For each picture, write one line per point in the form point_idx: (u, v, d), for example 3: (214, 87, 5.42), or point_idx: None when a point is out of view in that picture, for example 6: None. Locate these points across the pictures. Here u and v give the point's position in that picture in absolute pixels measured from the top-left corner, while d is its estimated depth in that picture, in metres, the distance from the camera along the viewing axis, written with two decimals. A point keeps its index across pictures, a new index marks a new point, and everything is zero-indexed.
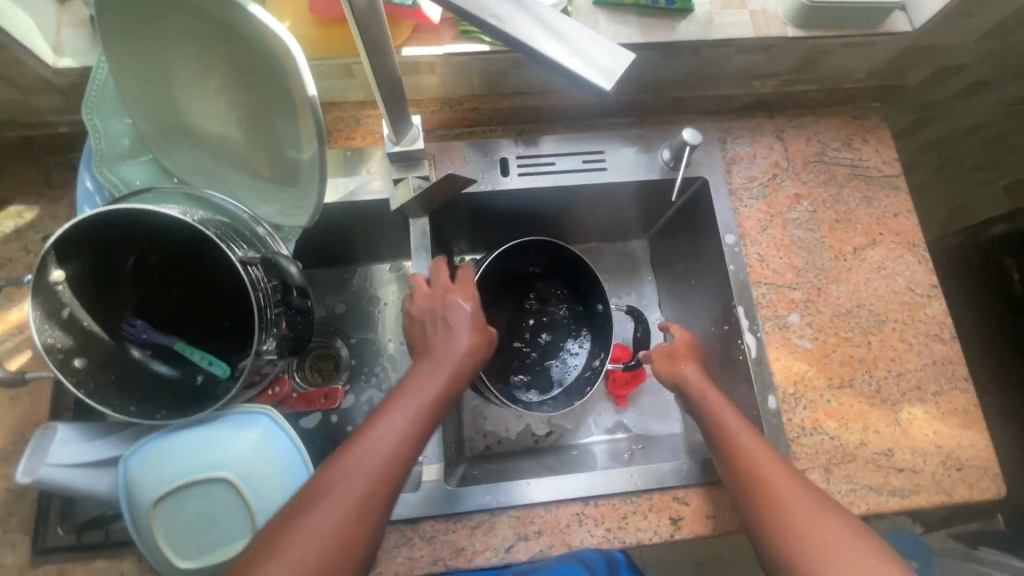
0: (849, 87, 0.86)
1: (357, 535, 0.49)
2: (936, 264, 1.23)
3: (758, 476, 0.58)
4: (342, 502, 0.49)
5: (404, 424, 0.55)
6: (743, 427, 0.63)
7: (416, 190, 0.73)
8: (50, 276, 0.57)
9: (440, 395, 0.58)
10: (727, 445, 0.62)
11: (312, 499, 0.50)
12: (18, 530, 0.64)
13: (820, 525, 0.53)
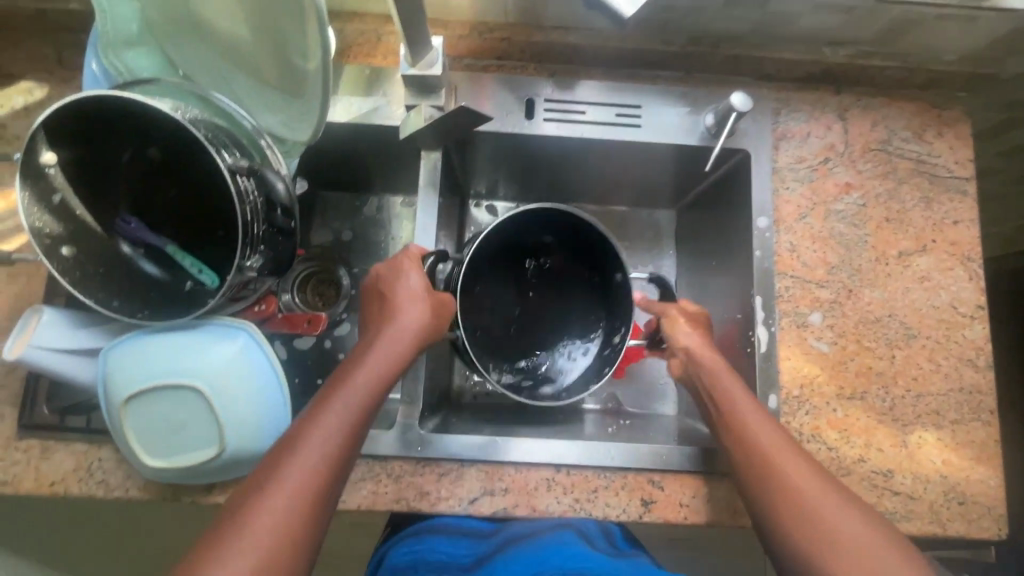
0: (934, 69, 0.75)
1: (307, 517, 0.49)
2: (992, 285, 1.12)
3: (772, 470, 0.55)
4: (295, 484, 0.50)
5: (349, 406, 0.55)
6: (757, 417, 0.59)
7: (427, 120, 0.68)
8: (40, 159, 0.56)
9: (384, 375, 0.58)
10: (739, 434, 0.58)
11: (262, 482, 0.50)
12: (7, 402, 0.66)
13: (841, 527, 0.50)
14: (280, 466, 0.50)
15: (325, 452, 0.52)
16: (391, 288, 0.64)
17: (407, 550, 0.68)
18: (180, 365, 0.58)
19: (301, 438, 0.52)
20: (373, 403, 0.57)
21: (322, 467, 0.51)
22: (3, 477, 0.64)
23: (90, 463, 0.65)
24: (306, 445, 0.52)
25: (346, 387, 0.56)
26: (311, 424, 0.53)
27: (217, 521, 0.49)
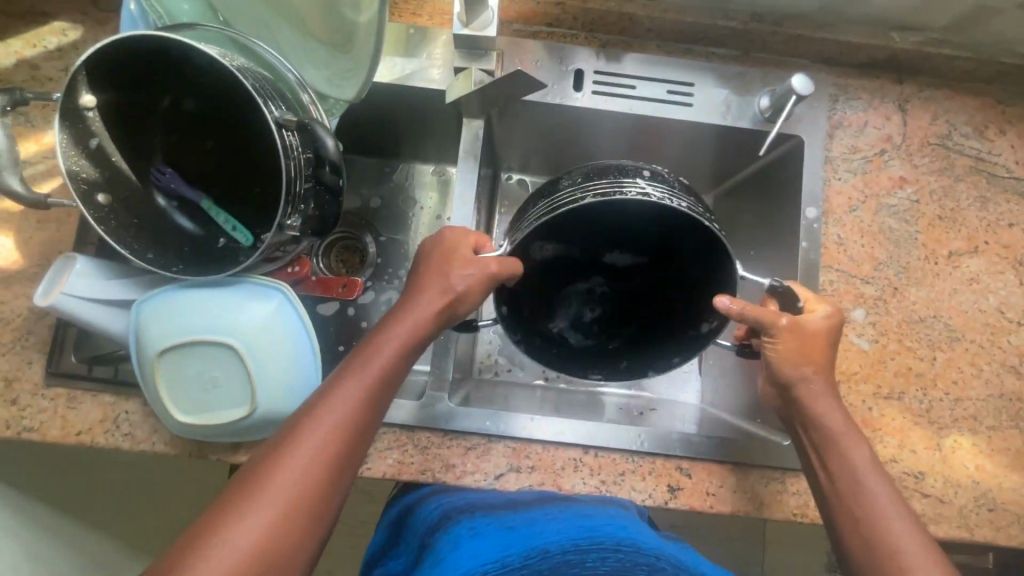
0: (1006, 61, 0.71)
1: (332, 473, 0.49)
2: None
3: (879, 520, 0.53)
4: (323, 438, 0.49)
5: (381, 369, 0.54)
6: (864, 457, 0.56)
7: (476, 85, 0.65)
8: (79, 100, 0.54)
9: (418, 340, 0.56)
10: (844, 476, 0.56)
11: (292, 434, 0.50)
12: (36, 349, 0.65)
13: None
14: (302, 432, 0.49)
15: (348, 422, 0.51)
16: (433, 254, 0.60)
17: (441, 501, 0.64)
18: (216, 322, 0.57)
19: (324, 405, 0.51)
20: (401, 370, 0.55)
21: (343, 436, 0.50)
22: (30, 423, 0.64)
23: (117, 415, 0.65)
24: (329, 413, 0.50)
25: (372, 355, 0.54)
26: (335, 392, 0.52)
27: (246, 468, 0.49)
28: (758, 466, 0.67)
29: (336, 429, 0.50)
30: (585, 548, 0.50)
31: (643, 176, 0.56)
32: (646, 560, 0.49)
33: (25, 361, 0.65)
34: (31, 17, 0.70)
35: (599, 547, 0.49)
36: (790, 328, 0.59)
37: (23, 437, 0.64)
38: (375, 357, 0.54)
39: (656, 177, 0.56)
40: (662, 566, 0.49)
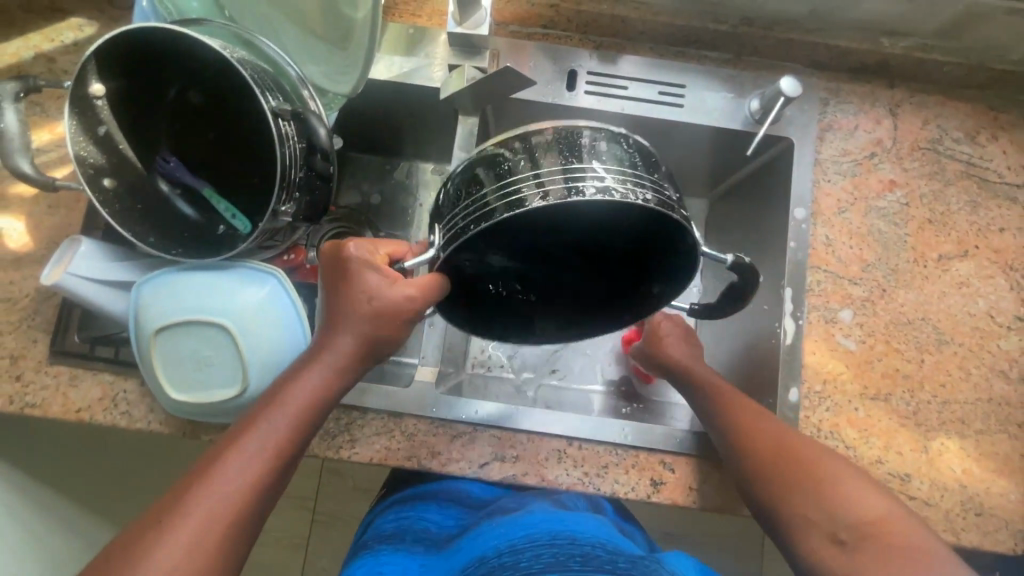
0: (998, 67, 0.72)
1: (229, 537, 0.49)
2: None
3: (764, 450, 0.58)
4: (216, 503, 0.49)
5: (282, 430, 0.53)
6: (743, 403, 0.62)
7: (468, 81, 0.67)
8: (89, 88, 0.57)
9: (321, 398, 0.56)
10: (728, 421, 0.61)
11: (183, 499, 0.49)
12: (42, 328, 0.68)
13: (842, 502, 0.52)
14: (184, 512, 0.48)
15: (235, 497, 0.50)
16: (337, 301, 0.57)
17: (394, 520, 0.72)
18: (197, 307, 0.59)
19: (207, 480, 0.50)
20: (304, 427, 0.55)
21: (231, 514, 0.49)
22: (33, 399, 0.66)
23: (116, 394, 0.67)
24: (213, 489, 0.49)
25: (266, 421, 0.53)
26: (221, 465, 0.51)
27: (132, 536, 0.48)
28: None
29: (221, 507, 0.49)
30: (520, 549, 0.55)
31: (600, 160, 0.50)
32: (581, 549, 0.54)
33: (31, 339, 0.68)
34: (50, 14, 0.74)
35: (534, 545, 0.55)
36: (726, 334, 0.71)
37: (26, 412, 0.66)
38: (268, 423, 0.53)
39: (615, 155, 0.51)
40: (597, 552, 0.54)
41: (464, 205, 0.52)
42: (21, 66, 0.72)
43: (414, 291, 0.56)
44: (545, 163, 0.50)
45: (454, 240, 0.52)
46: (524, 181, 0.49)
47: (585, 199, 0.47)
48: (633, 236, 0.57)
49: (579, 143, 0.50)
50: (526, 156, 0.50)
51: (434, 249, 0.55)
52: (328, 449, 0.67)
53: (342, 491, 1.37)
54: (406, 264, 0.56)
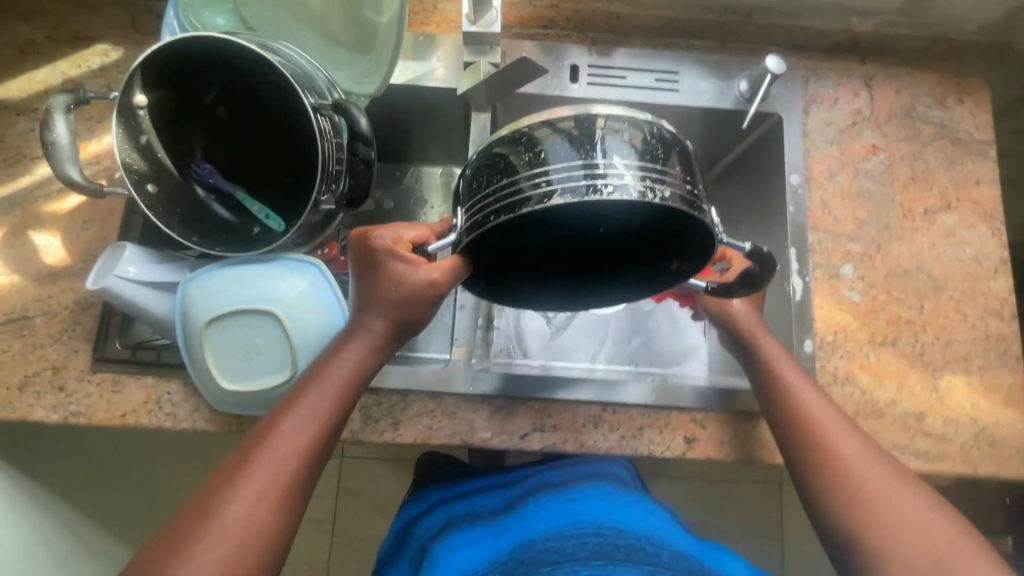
0: (956, 37, 0.80)
1: (284, 499, 0.51)
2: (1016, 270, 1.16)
3: (835, 454, 0.58)
4: (270, 467, 0.51)
5: (326, 396, 0.55)
6: (812, 396, 0.62)
7: (485, 74, 0.72)
8: (133, 98, 0.60)
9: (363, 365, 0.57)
10: (799, 418, 0.61)
11: (243, 462, 0.51)
12: (82, 338, 0.70)
13: (901, 523, 0.54)
14: (244, 475, 0.50)
15: (290, 460, 0.52)
16: (367, 286, 0.58)
17: (442, 514, 0.75)
18: (246, 297, 0.62)
19: (265, 444, 0.52)
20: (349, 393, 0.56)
21: (286, 475, 0.51)
22: (77, 408, 0.68)
23: (160, 396, 0.68)
24: (273, 452, 0.52)
25: (315, 391, 0.55)
26: (277, 429, 0.53)
27: (197, 499, 0.50)
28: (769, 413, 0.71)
29: (280, 468, 0.51)
30: (566, 535, 0.64)
31: (622, 154, 0.47)
32: (627, 539, 0.63)
33: (72, 349, 0.69)
34: (75, 41, 0.77)
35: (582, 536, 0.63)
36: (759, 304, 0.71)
37: (70, 421, 0.67)
38: (316, 393, 0.55)
39: (639, 147, 0.48)
40: (642, 544, 0.63)
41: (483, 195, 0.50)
42: (50, 91, 0.76)
43: (437, 274, 0.54)
44: (566, 157, 0.47)
45: (474, 231, 0.50)
46: (543, 175, 0.47)
47: (605, 198, 0.45)
48: (648, 217, 0.58)
49: (600, 133, 0.48)
50: (545, 146, 0.48)
51: (454, 234, 0.54)
52: (372, 432, 0.69)
53: (360, 510, 1.36)
54: (431, 248, 0.55)
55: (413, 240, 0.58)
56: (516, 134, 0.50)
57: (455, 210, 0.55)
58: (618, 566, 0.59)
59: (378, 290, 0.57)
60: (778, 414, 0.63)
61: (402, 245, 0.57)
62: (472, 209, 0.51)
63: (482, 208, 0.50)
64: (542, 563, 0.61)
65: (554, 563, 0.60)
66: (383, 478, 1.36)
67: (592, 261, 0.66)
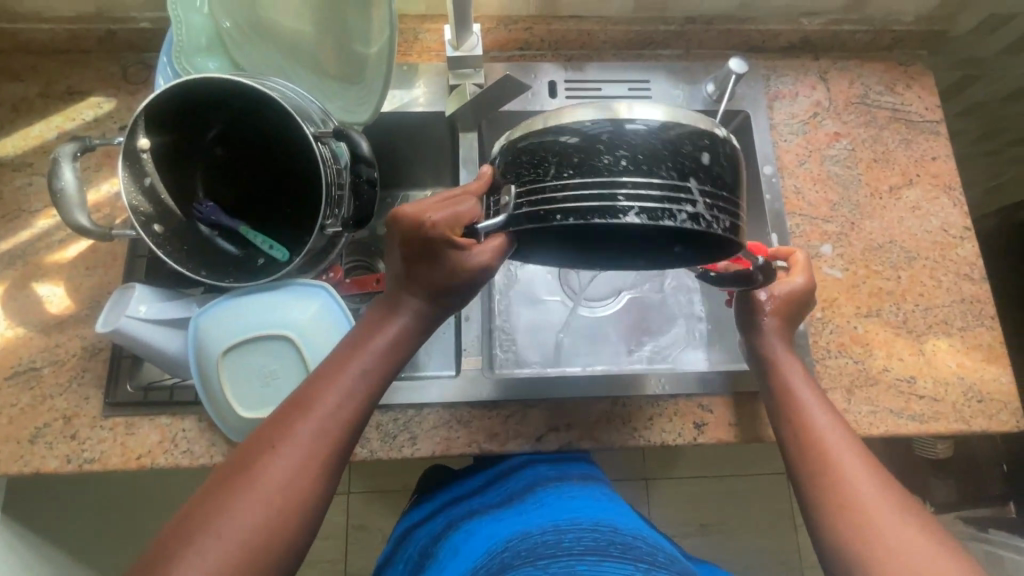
0: (898, 29, 0.87)
1: (329, 463, 0.50)
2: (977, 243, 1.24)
3: (824, 452, 0.58)
4: (316, 428, 0.50)
5: (371, 361, 0.54)
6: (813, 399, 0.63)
7: (471, 96, 0.75)
8: (138, 142, 0.63)
9: (408, 332, 0.56)
10: (798, 419, 0.62)
11: (287, 423, 0.50)
12: (92, 385, 0.70)
13: (886, 530, 0.52)
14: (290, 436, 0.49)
15: (335, 425, 0.51)
16: (413, 266, 0.55)
17: (444, 516, 0.75)
18: (259, 323, 0.63)
19: (307, 410, 0.51)
20: (393, 361, 0.56)
21: (331, 436, 0.51)
22: (91, 455, 0.67)
23: (175, 434, 0.69)
24: (312, 419, 0.51)
25: (356, 363, 0.54)
26: (319, 398, 0.52)
27: (239, 459, 0.49)
28: None
29: (317, 436, 0.50)
30: (564, 530, 0.60)
31: (699, 179, 0.48)
32: (622, 537, 0.60)
33: (82, 397, 0.69)
34: (68, 96, 0.79)
35: (578, 528, 0.60)
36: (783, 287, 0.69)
37: (85, 469, 0.67)
38: (359, 365, 0.54)
39: (715, 175, 0.48)
40: (637, 542, 0.60)
41: (549, 188, 0.48)
42: (46, 146, 0.77)
43: (490, 258, 0.54)
44: (646, 171, 0.47)
45: (533, 224, 0.50)
46: (619, 186, 0.47)
47: (673, 223, 0.46)
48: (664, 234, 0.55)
49: (682, 151, 0.47)
50: (629, 153, 0.47)
51: (504, 214, 0.52)
52: (390, 449, 0.70)
53: (373, 544, 1.33)
54: (480, 226, 0.53)
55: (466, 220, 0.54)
56: (601, 131, 0.47)
57: (511, 187, 0.51)
58: (615, 561, 0.55)
59: (430, 272, 0.55)
60: (781, 417, 0.64)
61: (456, 230, 0.54)
62: (535, 198, 0.49)
63: (545, 201, 0.48)
64: (536, 558, 0.56)
65: (549, 557, 0.56)
66: (394, 508, 1.35)
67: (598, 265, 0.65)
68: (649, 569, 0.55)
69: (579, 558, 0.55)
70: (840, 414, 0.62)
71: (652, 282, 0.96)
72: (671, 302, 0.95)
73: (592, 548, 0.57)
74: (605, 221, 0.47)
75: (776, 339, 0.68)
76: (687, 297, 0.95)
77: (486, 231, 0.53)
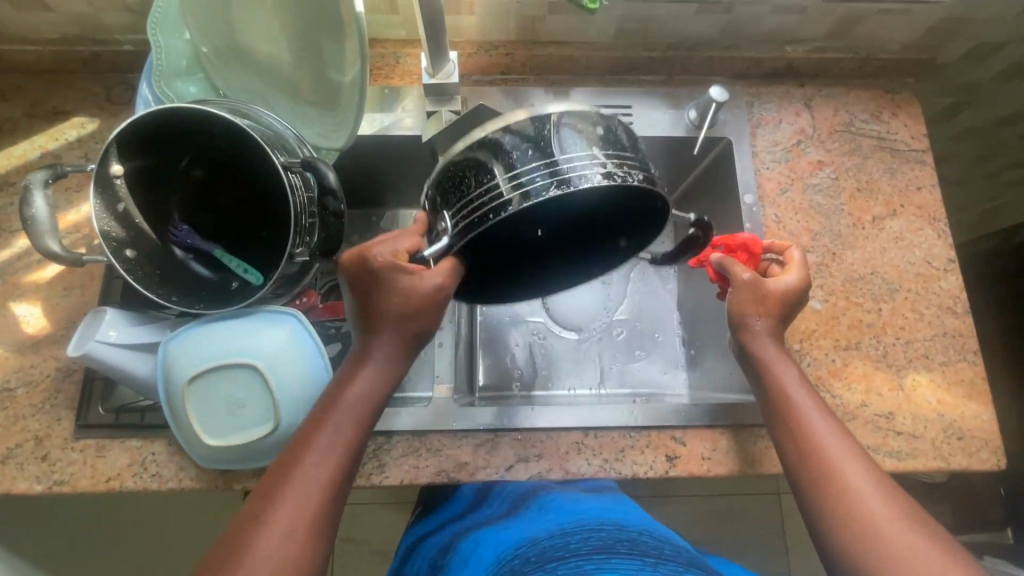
0: (882, 57, 0.87)
1: (318, 527, 0.50)
2: (971, 268, 1.22)
3: (825, 458, 0.58)
4: (301, 494, 0.51)
5: (347, 418, 0.55)
6: (812, 402, 0.62)
7: (447, 123, 0.75)
8: (110, 169, 0.64)
9: (380, 386, 0.57)
10: (795, 421, 0.61)
11: (271, 493, 0.51)
12: (65, 406, 0.70)
13: (891, 534, 0.53)
14: (275, 507, 0.50)
15: (317, 487, 0.51)
16: (368, 307, 0.56)
17: (451, 528, 0.77)
18: (223, 350, 0.63)
19: (288, 478, 0.51)
20: (369, 415, 0.56)
21: (316, 500, 0.51)
22: (60, 477, 0.67)
23: (144, 458, 0.69)
24: (297, 488, 0.51)
25: (333, 420, 0.54)
26: (299, 463, 0.52)
27: (229, 535, 0.50)
28: (745, 424, 0.73)
29: (307, 500, 0.51)
30: (570, 531, 0.64)
31: (602, 145, 0.51)
32: (629, 534, 0.64)
33: (54, 418, 0.70)
34: (51, 116, 0.80)
35: (585, 529, 0.64)
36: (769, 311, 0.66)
37: (54, 491, 0.67)
38: (336, 423, 0.54)
39: (614, 139, 0.52)
40: (641, 537, 0.65)
41: (473, 197, 0.51)
42: (29, 166, 0.78)
43: (443, 279, 0.55)
44: (554, 151, 0.50)
45: (472, 230, 0.51)
46: (537, 170, 0.50)
47: (595, 182, 0.49)
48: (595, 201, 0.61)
49: (577, 128, 0.51)
50: (533, 144, 0.51)
51: (445, 237, 0.54)
52: (359, 476, 0.69)
53: (357, 560, 1.33)
54: (425, 253, 0.55)
55: (410, 250, 0.56)
56: (499, 136, 0.51)
57: (443, 213, 0.54)
58: (624, 558, 0.58)
59: (382, 307, 0.55)
60: (778, 419, 0.63)
61: (402, 257, 0.56)
62: (465, 212, 0.52)
63: (475, 211, 0.51)
64: (548, 562, 0.59)
65: (558, 560, 0.59)
66: (379, 523, 1.34)
67: (539, 260, 0.68)
68: (656, 562, 0.59)
69: (591, 559, 0.58)
70: (836, 418, 0.62)
71: (631, 305, 0.96)
72: (654, 327, 0.95)
73: (599, 546, 0.61)
74: (534, 200, 0.49)
75: (768, 338, 0.65)
76: (668, 322, 0.95)
77: (434, 256, 0.55)
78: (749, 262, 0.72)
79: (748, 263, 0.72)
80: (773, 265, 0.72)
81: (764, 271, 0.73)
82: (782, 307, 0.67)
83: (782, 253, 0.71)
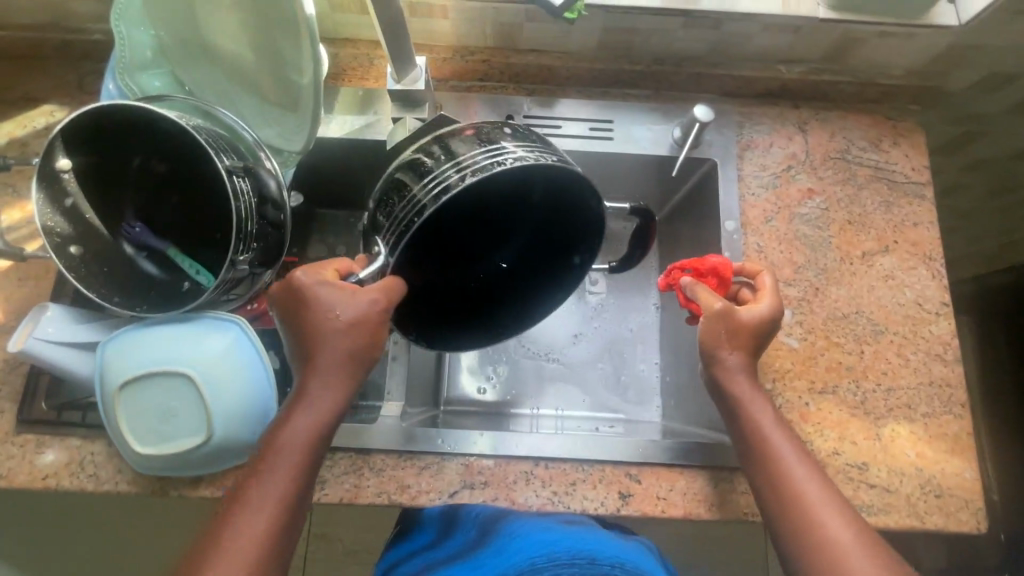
0: (885, 82, 0.81)
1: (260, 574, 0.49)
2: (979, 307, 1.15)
3: (802, 504, 0.54)
4: (243, 543, 0.49)
5: (289, 457, 0.53)
6: (788, 447, 0.58)
7: (413, 129, 0.71)
8: (56, 164, 0.62)
9: (324, 422, 0.54)
10: (771, 466, 0.57)
11: (214, 541, 0.50)
12: (9, 399, 0.69)
13: None
14: (214, 556, 0.49)
15: (258, 532, 0.50)
16: (303, 330, 0.55)
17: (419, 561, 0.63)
18: (148, 357, 0.62)
19: (229, 526, 0.50)
20: (313, 454, 0.54)
21: (257, 546, 0.50)
22: None
23: (82, 457, 0.67)
24: (235, 539, 0.49)
25: (270, 465, 0.52)
26: (240, 506, 0.51)
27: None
28: (702, 465, 0.69)
29: (247, 549, 0.49)
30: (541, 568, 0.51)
31: (508, 141, 0.52)
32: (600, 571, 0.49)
33: None
34: (22, 103, 0.79)
35: (554, 564, 0.51)
36: (738, 343, 0.61)
37: None
38: (275, 461, 0.53)
39: (522, 138, 0.54)
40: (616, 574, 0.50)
41: (398, 210, 0.52)
42: None
43: (380, 296, 0.53)
44: (462, 152, 0.51)
45: (402, 238, 0.51)
46: (447, 169, 0.50)
47: (506, 163, 0.49)
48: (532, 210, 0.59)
49: (485, 134, 0.53)
50: (442, 152, 0.52)
51: (381, 257, 0.54)
52: None
53: None
54: (361, 275, 0.55)
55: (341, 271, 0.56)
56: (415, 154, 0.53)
57: (376, 237, 0.55)
58: None
59: (318, 334, 0.54)
60: (754, 462, 0.58)
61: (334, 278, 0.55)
62: (393, 227, 0.52)
63: (401, 222, 0.51)
64: None
65: None
66: None
67: (493, 291, 0.63)
68: None
69: None
70: (814, 458, 0.58)
71: (607, 325, 0.91)
72: (629, 350, 0.90)
73: None
74: (448, 192, 0.49)
75: (741, 372, 0.61)
76: (644, 345, 0.91)
77: (369, 276, 0.55)
78: (720, 287, 0.67)
79: (718, 287, 0.67)
80: (744, 289, 0.68)
81: (735, 294, 0.69)
82: (754, 338, 0.62)
83: (753, 277, 0.67)
